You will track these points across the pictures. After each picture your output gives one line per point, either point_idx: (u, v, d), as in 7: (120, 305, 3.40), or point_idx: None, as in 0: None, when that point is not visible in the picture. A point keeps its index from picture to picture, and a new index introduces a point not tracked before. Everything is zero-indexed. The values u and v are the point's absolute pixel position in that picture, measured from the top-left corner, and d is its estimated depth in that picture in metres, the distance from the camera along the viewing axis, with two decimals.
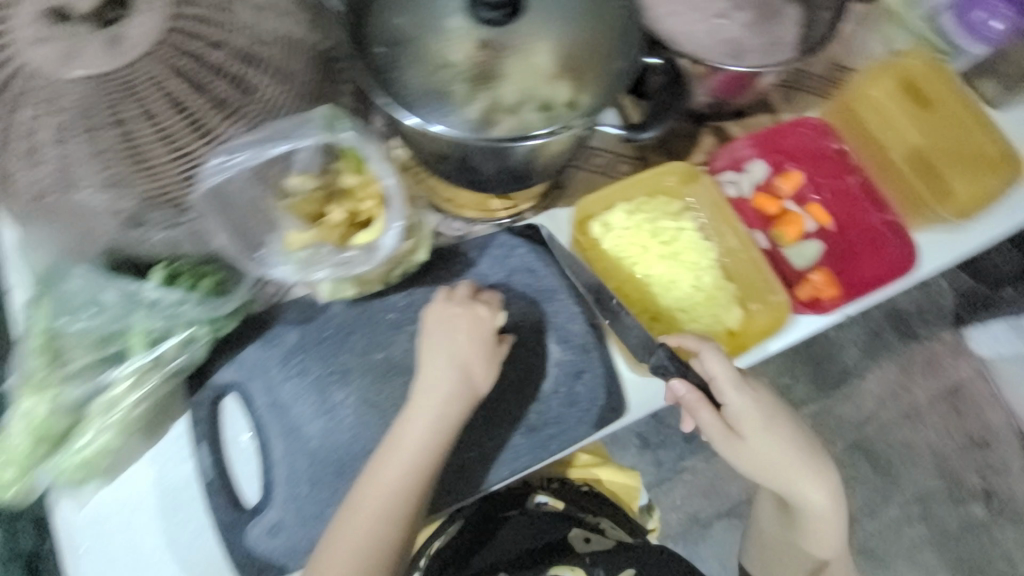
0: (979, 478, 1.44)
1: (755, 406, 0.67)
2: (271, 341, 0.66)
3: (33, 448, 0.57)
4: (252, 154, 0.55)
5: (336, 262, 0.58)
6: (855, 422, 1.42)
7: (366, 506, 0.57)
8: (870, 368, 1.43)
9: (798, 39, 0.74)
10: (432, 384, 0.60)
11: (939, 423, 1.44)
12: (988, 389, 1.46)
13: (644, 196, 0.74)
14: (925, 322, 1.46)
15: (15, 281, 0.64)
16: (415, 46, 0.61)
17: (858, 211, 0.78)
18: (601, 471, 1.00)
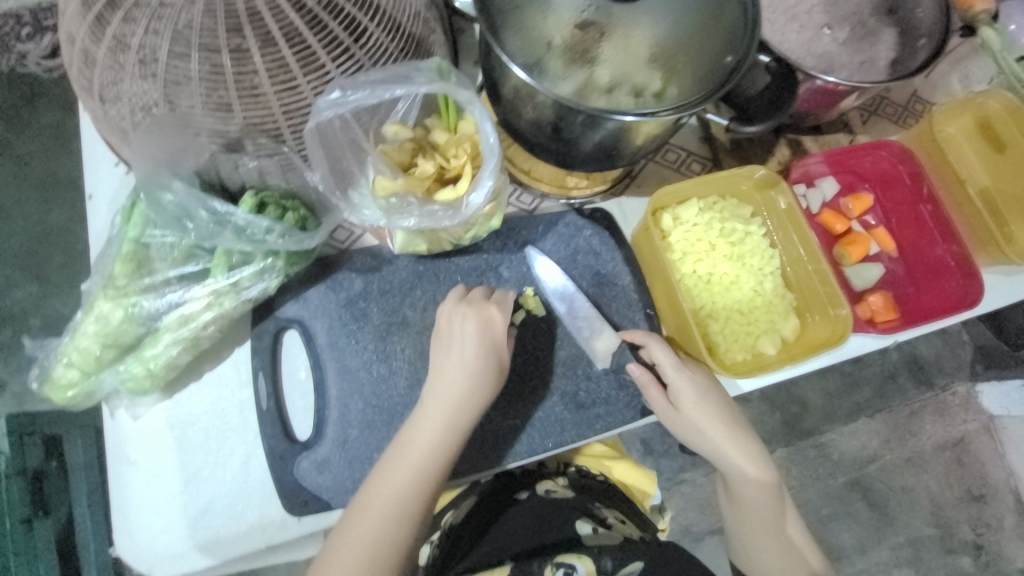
0: (972, 532, 1.43)
1: (703, 389, 0.66)
2: (337, 285, 0.66)
3: (99, 354, 0.58)
4: (368, 95, 0.55)
5: (422, 213, 0.59)
6: (859, 458, 1.41)
7: (385, 486, 0.56)
8: (885, 407, 1.43)
9: (892, 62, 0.74)
10: (450, 376, 0.59)
11: (941, 472, 1.44)
12: (993, 445, 1.47)
13: (717, 196, 0.75)
14: (943, 372, 1.45)
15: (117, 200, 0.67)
16: (521, 13, 0.61)
17: (926, 242, 0.78)
18: (621, 473, 0.88)
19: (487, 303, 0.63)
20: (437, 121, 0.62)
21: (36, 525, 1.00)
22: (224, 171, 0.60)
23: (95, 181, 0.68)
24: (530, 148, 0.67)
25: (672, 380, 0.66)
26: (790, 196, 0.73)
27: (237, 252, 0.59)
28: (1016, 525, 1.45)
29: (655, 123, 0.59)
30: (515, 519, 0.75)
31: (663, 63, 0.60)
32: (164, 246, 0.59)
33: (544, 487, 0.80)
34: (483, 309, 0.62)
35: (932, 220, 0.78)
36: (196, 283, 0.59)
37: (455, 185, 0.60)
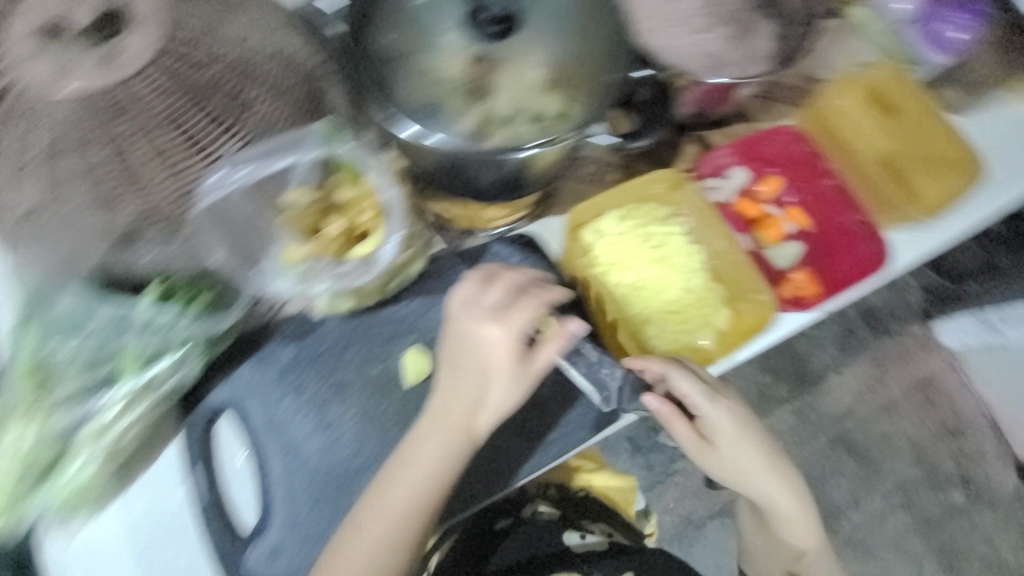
0: (955, 465, 1.48)
1: (740, 418, 0.74)
2: (265, 359, 0.65)
3: (13, 486, 0.54)
4: (256, 168, 0.55)
5: (337, 274, 0.59)
6: (834, 415, 1.47)
7: (376, 519, 0.58)
8: (849, 363, 1.49)
9: (771, 52, 0.79)
10: (460, 404, 0.60)
11: (915, 414, 1.49)
12: (958, 378, 1.51)
13: (632, 203, 0.76)
14: (895, 317, 1.51)
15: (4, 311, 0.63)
16: (409, 61, 0.62)
17: (835, 212, 0.82)
18: (600, 483, 0.98)
19: (506, 322, 0.60)
20: (336, 178, 0.60)
21: None
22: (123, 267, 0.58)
23: None
24: (438, 186, 0.68)
25: (702, 409, 0.70)
26: (693, 193, 0.78)
27: (147, 349, 0.57)
28: (999, 452, 1.49)
29: (554, 150, 0.62)
30: (512, 543, 0.84)
31: (554, 90, 0.63)
32: (67, 357, 0.55)
33: (535, 508, 0.89)
34: (489, 331, 0.60)
35: (836, 192, 0.83)
36: (108, 390, 0.56)
37: (365, 241, 0.60)
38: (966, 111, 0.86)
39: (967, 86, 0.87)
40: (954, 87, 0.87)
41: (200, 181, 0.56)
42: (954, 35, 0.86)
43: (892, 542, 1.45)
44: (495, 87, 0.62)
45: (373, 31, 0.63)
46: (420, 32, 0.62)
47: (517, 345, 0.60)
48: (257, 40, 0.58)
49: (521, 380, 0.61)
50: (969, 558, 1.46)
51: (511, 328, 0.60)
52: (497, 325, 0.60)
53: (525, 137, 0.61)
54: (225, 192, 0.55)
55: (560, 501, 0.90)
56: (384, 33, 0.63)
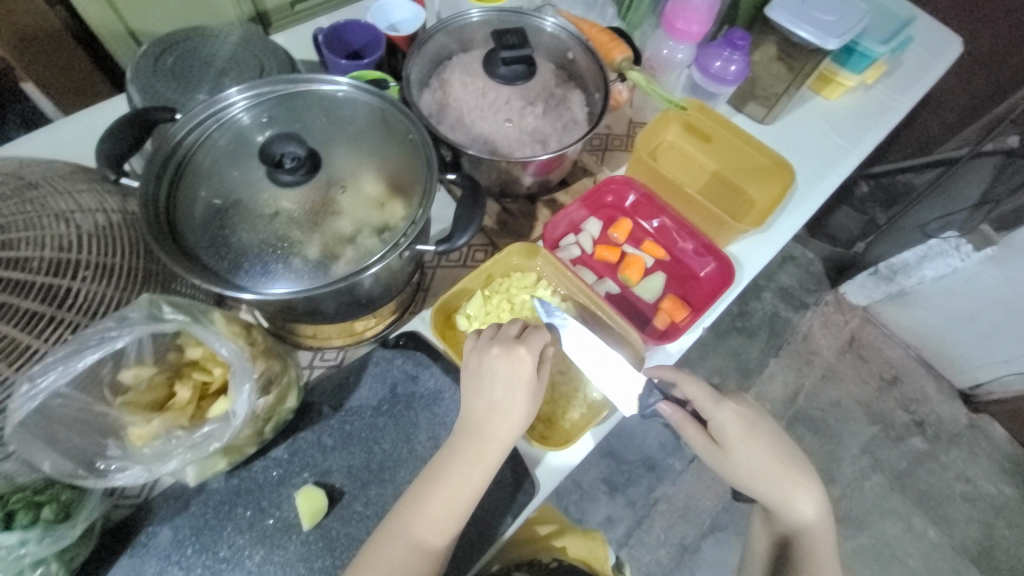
0: (905, 412, 1.58)
1: (744, 421, 0.71)
2: (142, 547, 0.60)
3: None
4: (64, 368, 0.52)
5: (190, 444, 0.56)
6: (784, 398, 1.58)
7: (383, 569, 0.58)
8: (785, 344, 1.64)
9: (588, 115, 0.88)
10: (498, 433, 0.63)
11: (855, 374, 1.62)
12: (879, 330, 1.67)
13: (500, 278, 0.82)
14: (808, 290, 1.71)
15: None
16: (245, 204, 0.64)
17: (679, 239, 0.88)
18: (573, 546, 0.96)
19: (517, 343, 0.65)
20: (168, 344, 0.58)
21: None
22: None
23: None
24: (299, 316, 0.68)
25: (708, 408, 0.70)
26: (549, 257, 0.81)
27: None
28: (937, 386, 1.62)
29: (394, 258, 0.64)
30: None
31: (383, 205, 0.67)
32: None
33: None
34: (513, 353, 0.64)
35: (674, 221, 0.88)
36: None
37: (218, 401, 0.58)
38: (773, 119, 1.03)
39: (765, 99, 1.02)
40: (754, 102, 1.02)
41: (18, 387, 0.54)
42: (728, 68, 0.95)
43: (877, 508, 1.48)
44: (333, 210, 0.64)
45: (209, 178, 0.66)
46: (251, 175, 0.65)
47: (529, 364, 0.64)
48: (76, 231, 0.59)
49: (536, 390, 0.65)
50: (952, 503, 1.49)
51: (532, 347, 0.65)
52: (519, 347, 0.65)
53: (371, 252, 0.64)
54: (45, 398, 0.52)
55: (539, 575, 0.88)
56: (226, 172, 0.66)
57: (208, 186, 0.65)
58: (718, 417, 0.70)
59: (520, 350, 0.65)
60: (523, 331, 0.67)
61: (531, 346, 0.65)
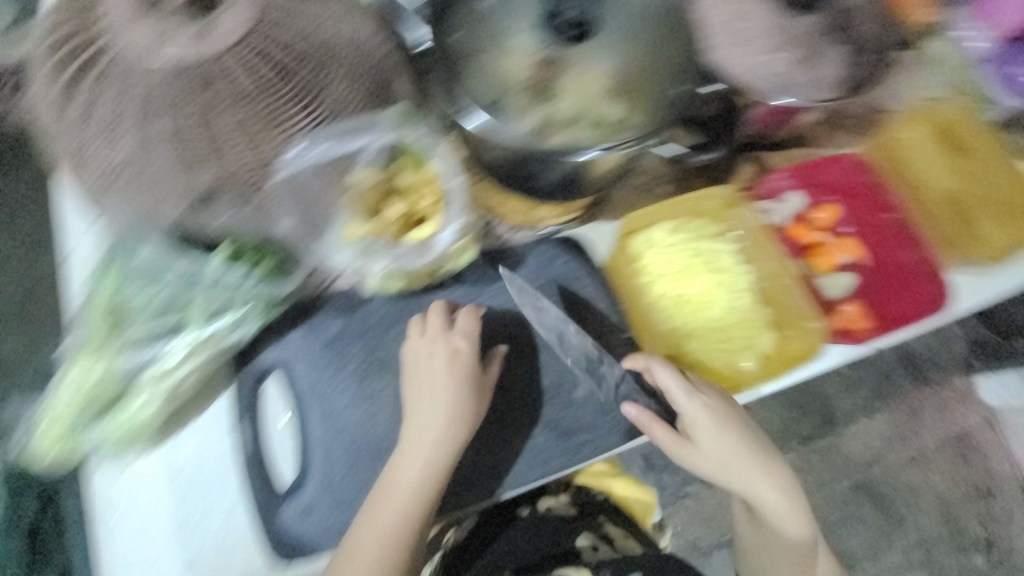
0: (981, 528, 1.41)
1: (717, 412, 0.68)
2: (313, 330, 0.67)
3: (78, 414, 0.58)
4: (332, 147, 0.56)
5: (393, 256, 0.61)
6: (861, 461, 1.40)
7: (380, 520, 0.59)
8: (884, 407, 1.41)
9: (846, 78, 0.74)
10: (428, 425, 0.62)
11: (947, 469, 1.42)
12: (999, 440, 1.43)
13: (685, 217, 0.75)
14: (939, 367, 1.42)
15: (78, 257, 0.68)
16: (476, 60, 0.64)
17: (893, 247, 0.80)
18: (620, 491, 0.96)
19: (453, 334, 0.65)
20: (397, 159, 0.61)
21: None
22: (190, 226, 0.59)
23: (74, 240, 0.69)
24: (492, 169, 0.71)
25: (680, 406, 0.67)
26: (747, 215, 0.77)
27: (212, 303, 0.60)
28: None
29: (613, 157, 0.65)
30: (520, 536, 0.85)
31: (614, 97, 0.63)
32: (142, 302, 0.59)
33: (546, 504, 0.89)
34: (445, 346, 0.64)
35: (893, 226, 0.81)
36: (173, 337, 0.59)
37: (421, 227, 0.62)
38: None
39: None
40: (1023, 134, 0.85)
41: (279, 152, 0.56)
42: None
43: None
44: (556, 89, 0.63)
45: (445, 27, 0.66)
46: (491, 29, 0.63)
47: (470, 356, 0.64)
48: (343, 28, 0.58)
49: (469, 392, 0.64)
50: None
51: (462, 337, 0.65)
52: (457, 339, 0.64)
53: (583, 144, 0.64)
54: (302, 166, 0.56)
55: (575, 501, 0.91)
56: (453, 31, 0.65)
57: (440, 40, 0.66)
58: (703, 426, 0.68)
59: (461, 342, 0.64)
60: (452, 322, 0.66)
61: (465, 335, 0.65)
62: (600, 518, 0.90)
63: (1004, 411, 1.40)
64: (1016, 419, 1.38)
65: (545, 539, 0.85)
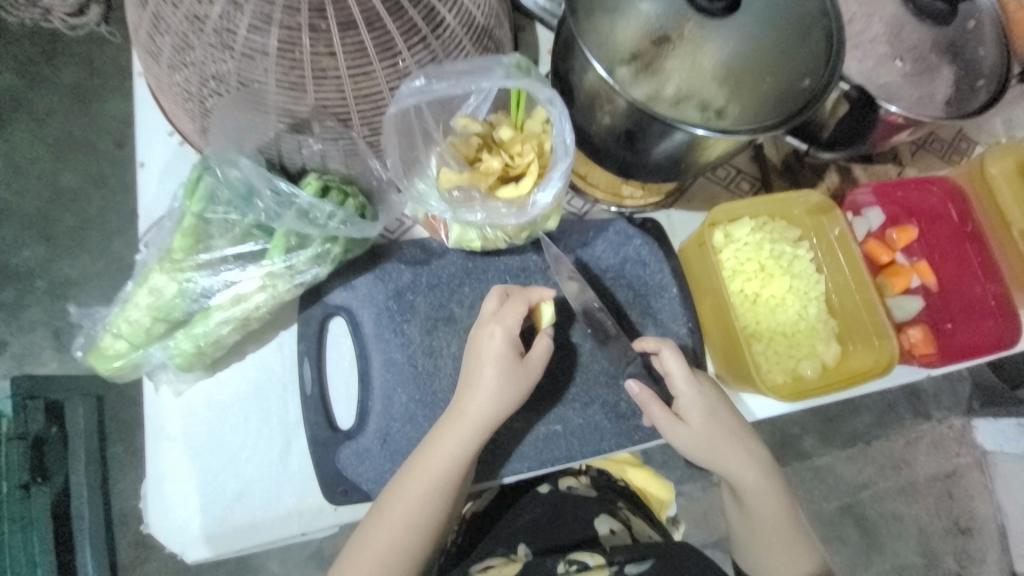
0: (955, 564, 1.26)
1: (709, 399, 0.64)
2: (384, 276, 0.66)
3: (149, 328, 0.56)
4: (451, 85, 0.54)
5: (486, 210, 0.58)
6: (853, 483, 1.24)
7: (402, 501, 0.56)
8: (881, 436, 1.26)
9: (950, 100, 0.74)
10: (466, 406, 0.58)
11: (932, 504, 1.27)
12: (984, 482, 1.29)
13: (766, 216, 0.74)
14: (940, 405, 1.28)
15: (151, 165, 0.66)
16: (598, 16, 0.60)
17: (967, 279, 0.78)
18: (642, 483, 0.85)
19: (493, 320, 0.60)
20: (504, 118, 0.61)
21: (33, 491, 0.96)
22: (285, 150, 0.58)
23: (147, 150, 0.67)
24: (600, 160, 0.64)
25: (677, 387, 0.63)
26: (844, 222, 0.72)
27: (296, 235, 0.57)
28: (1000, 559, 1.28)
29: (731, 142, 0.56)
30: (530, 514, 0.73)
31: (731, 82, 0.59)
32: (226, 224, 0.57)
33: (565, 483, 0.78)
34: (488, 331, 0.59)
35: (976, 256, 0.78)
36: (252, 262, 0.58)
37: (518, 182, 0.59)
38: None
39: None
40: None
41: (387, 89, 0.54)
42: None
43: None
44: (666, 65, 0.60)
45: None
46: None
47: (512, 343, 0.59)
48: None
49: (513, 378, 0.59)
50: None
51: (505, 325, 0.59)
52: (493, 324, 0.59)
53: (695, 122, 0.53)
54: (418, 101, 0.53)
55: (594, 484, 0.79)
56: None
57: None
58: (685, 404, 0.63)
59: (498, 326, 0.59)
60: (505, 301, 0.61)
61: (505, 323, 0.59)
62: (620, 504, 0.76)
63: (996, 452, 1.28)
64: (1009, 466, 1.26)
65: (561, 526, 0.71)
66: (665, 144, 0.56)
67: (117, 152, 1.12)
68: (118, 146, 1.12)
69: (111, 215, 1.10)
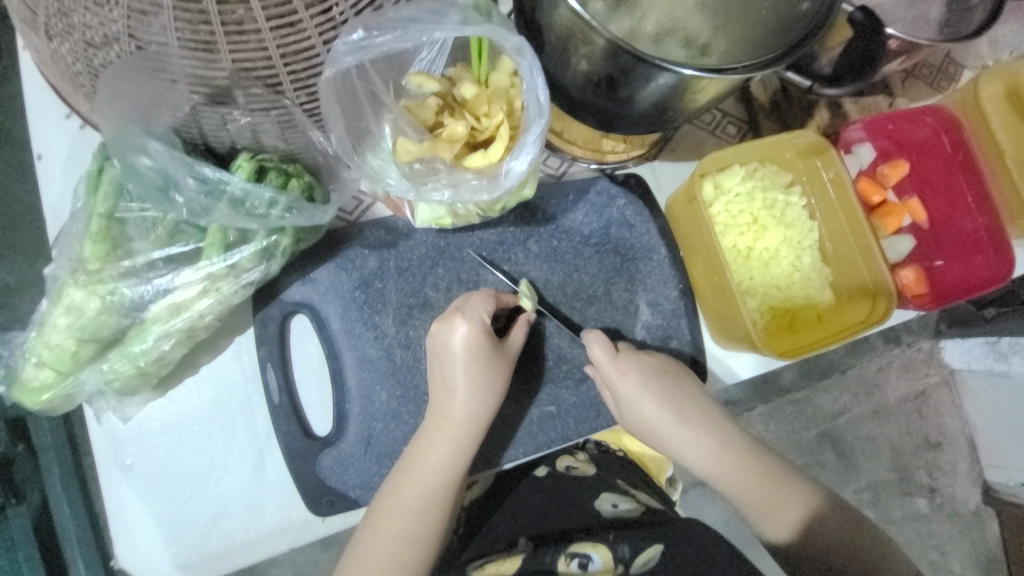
0: (927, 478, 1.24)
1: (642, 390, 0.60)
2: (347, 265, 0.59)
3: (74, 351, 0.48)
4: (399, 35, 0.45)
5: (453, 181, 0.51)
6: (829, 411, 1.19)
7: (394, 515, 0.53)
8: (856, 364, 1.19)
9: (944, 19, 0.68)
10: (448, 404, 0.55)
11: (903, 425, 1.23)
12: (952, 399, 1.25)
13: (757, 162, 0.69)
14: (910, 329, 1.21)
15: (51, 158, 0.56)
16: None
17: (958, 211, 0.75)
18: (638, 447, 0.83)
19: (457, 314, 0.55)
20: (465, 71, 0.53)
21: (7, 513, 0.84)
22: (208, 128, 0.48)
23: (42, 137, 0.56)
24: (579, 115, 0.58)
25: (612, 380, 0.60)
26: (838, 164, 0.67)
27: (234, 229, 0.50)
28: (969, 470, 1.26)
29: (726, 83, 0.49)
30: (528, 502, 0.72)
31: (719, 12, 0.52)
32: (148, 223, 0.49)
33: (563, 463, 0.76)
34: (455, 325, 0.55)
35: (969, 189, 0.74)
36: (186, 266, 0.50)
37: (487, 149, 0.51)
38: None
39: None
40: None
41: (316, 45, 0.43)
42: None
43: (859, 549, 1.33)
44: (641, 0, 0.53)
45: None
46: None
47: (487, 334, 0.55)
48: None
49: (495, 368, 0.56)
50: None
51: (472, 317, 0.55)
52: (457, 317, 0.55)
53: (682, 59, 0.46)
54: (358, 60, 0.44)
55: (592, 460, 0.78)
56: None
57: None
58: (619, 395, 0.61)
59: (458, 321, 0.55)
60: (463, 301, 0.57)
61: (469, 316, 0.55)
62: (619, 479, 0.75)
63: (964, 370, 1.21)
64: (976, 383, 1.20)
65: (559, 508, 0.71)
66: (650, 89, 0.49)
67: None
68: None
69: None
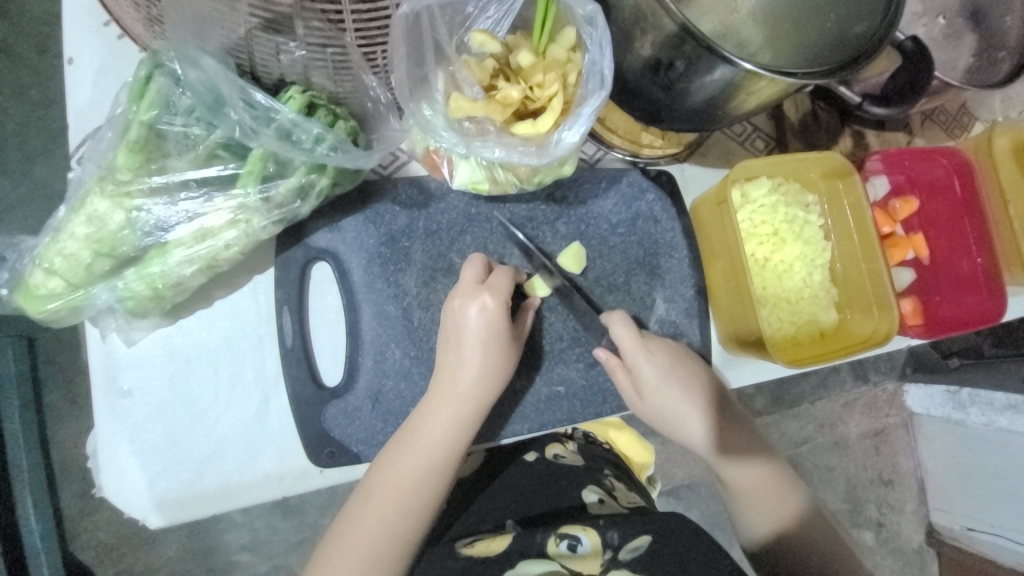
0: (877, 511, 1.18)
1: (665, 371, 0.62)
2: (376, 219, 0.58)
3: (89, 264, 0.47)
4: None
5: (502, 146, 0.50)
6: (794, 440, 1.10)
7: (394, 484, 0.52)
8: (824, 397, 1.11)
9: (972, 67, 0.71)
10: (465, 372, 0.54)
11: (861, 459, 1.15)
12: (906, 440, 1.17)
13: (782, 177, 0.71)
14: (878, 369, 1.13)
15: (82, 64, 0.53)
16: None
17: (959, 252, 0.78)
18: (622, 442, 0.83)
19: (483, 289, 0.55)
20: (524, 41, 0.53)
21: None
22: (258, 55, 0.46)
23: (75, 42, 0.53)
24: (629, 103, 0.59)
25: (636, 363, 0.61)
26: (858, 189, 0.69)
27: (275, 160, 0.48)
28: (918, 509, 1.20)
29: (779, 88, 0.50)
30: (517, 484, 0.72)
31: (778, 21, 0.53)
32: (187, 142, 0.47)
33: (552, 451, 0.77)
34: (478, 301, 0.55)
35: (972, 230, 0.77)
36: (219, 192, 0.48)
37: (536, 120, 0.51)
38: None
39: None
40: None
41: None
42: None
43: None
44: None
45: None
46: None
47: (503, 314, 0.55)
48: None
49: (508, 342, 0.55)
50: None
51: (495, 293, 0.55)
52: (483, 293, 0.55)
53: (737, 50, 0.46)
54: None
55: (580, 451, 0.78)
56: None
57: None
58: (641, 380, 0.61)
59: (488, 297, 0.55)
60: (490, 276, 0.57)
61: (497, 294, 0.55)
62: (607, 471, 0.75)
63: (924, 415, 1.14)
64: (937, 428, 1.12)
65: (545, 493, 0.71)
66: (708, 80, 0.49)
67: (39, 60, 0.89)
68: (40, 52, 0.89)
69: (31, 134, 0.88)
